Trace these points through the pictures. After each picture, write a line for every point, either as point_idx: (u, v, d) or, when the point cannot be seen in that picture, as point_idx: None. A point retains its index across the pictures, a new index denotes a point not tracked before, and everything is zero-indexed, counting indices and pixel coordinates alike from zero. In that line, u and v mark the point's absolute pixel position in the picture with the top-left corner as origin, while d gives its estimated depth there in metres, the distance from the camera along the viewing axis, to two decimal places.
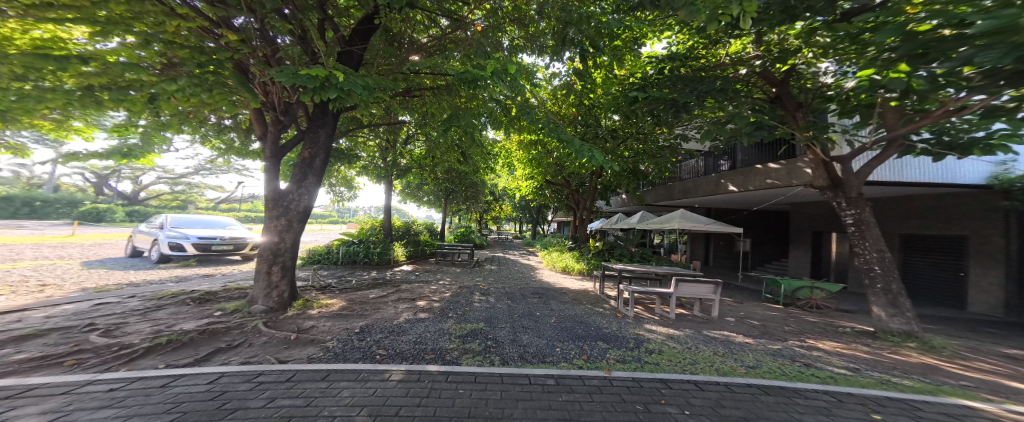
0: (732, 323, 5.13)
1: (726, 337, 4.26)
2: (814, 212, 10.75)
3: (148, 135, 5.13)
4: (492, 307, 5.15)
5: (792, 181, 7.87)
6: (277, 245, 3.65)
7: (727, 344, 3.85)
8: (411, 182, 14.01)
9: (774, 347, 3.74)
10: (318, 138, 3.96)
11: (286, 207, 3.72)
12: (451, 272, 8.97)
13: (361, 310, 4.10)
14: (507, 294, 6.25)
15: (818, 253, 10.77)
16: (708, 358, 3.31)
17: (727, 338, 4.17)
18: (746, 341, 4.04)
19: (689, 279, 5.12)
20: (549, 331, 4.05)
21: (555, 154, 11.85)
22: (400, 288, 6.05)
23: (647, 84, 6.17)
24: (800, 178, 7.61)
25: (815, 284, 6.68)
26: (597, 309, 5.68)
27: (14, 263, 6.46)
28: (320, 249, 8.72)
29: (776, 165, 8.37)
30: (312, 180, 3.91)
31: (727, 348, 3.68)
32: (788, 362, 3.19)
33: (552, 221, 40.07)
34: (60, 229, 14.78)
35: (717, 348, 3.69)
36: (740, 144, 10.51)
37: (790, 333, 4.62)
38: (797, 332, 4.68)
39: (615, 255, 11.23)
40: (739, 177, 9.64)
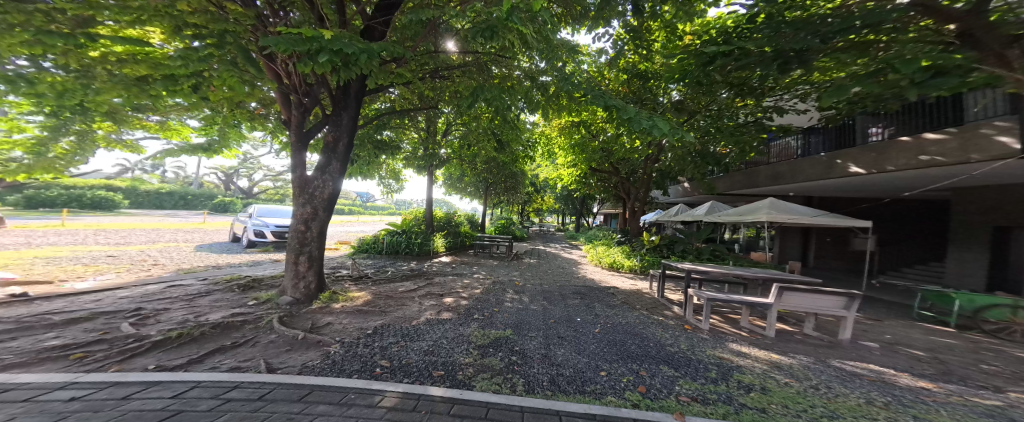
0: (872, 353, 3.66)
1: (879, 375, 2.94)
2: (1001, 199, 7.62)
3: (225, 131, 5.89)
4: (524, 308, 4.57)
5: (971, 155, 5.50)
6: (304, 234, 3.60)
7: (885, 388, 2.59)
8: (454, 173, 14.20)
9: (976, 404, 2.39)
10: (342, 122, 3.90)
11: (311, 194, 3.65)
12: (488, 265, 8.64)
13: (384, 308, 3.88)
14: (543, 292, 5.64)
15: (1004, 257, 7.54)
16: (855, 411, 2.18)
17: (878, 377, 2.87)
18: (916, 385, 2.71)
19: (800, 289, 3.79)
20: (591, 346, 3.26)
21: (601, 137, 10.67)
22: (432, 282, 5.87)
23: (735, 36, 4.76)
24: (983, 151, 5.35)
25: (1021, 302, 4.63)
26: (655, 316, 4.67)
27: (149, 245, 8.08)
28: (368, 238, 9.13)
29: (936, 135, 6.08)
30: (336, 165, 3.82)
31: (884, 395, 2.45)
32: None
33: (602, 213, 37.73)
34: (193, 218, 18.95)
35: (869, 393, 2.48)
36: (864, 114, 8.07)
37: (992, 379, 3.05)
38: (1006, 379, 3.07)
39: (677, 251, 9.63)
40: (869, 156, 7.28)
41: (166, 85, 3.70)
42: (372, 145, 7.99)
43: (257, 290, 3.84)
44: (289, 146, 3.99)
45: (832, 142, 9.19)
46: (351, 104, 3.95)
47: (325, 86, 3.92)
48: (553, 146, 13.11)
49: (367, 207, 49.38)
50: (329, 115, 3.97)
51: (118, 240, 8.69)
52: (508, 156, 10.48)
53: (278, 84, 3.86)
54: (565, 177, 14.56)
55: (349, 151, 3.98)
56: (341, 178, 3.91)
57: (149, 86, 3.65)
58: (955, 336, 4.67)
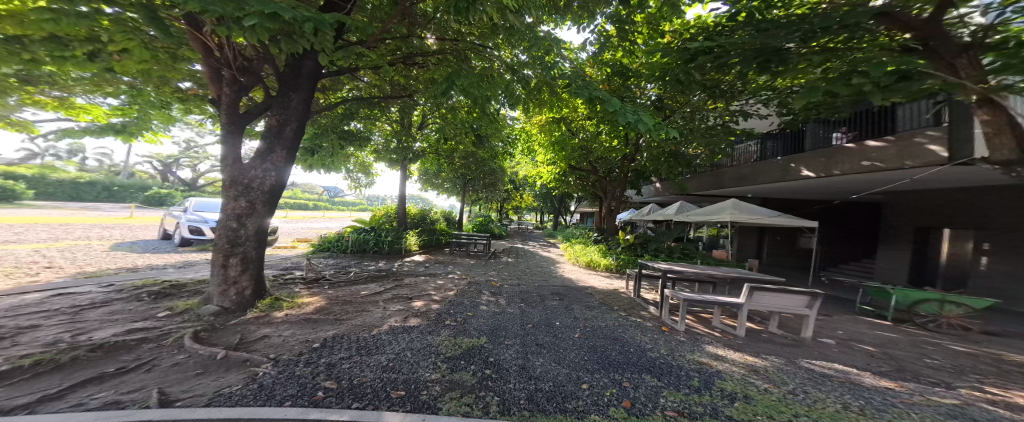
0: (831, 350, 3.62)
1: (844, 375, 2.80)
2: (926, 203, 8.46)
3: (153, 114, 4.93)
4: (501, 312, 4.24)
5: (906, 162, 6.00)
6: (237, 232, 3.00)
7: (854, 391, 2.44)
8: (429, 168, 13.57)
9: (943, 403, 2.31)
10: (291, 104, 3.32)
11: (246, 185, 3.04)
12: (465, 264, 8.21)
13: (338, 315, 3.36)
14: (521, 294, 5.35)
15: (922, 252, 8.67)
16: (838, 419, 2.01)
17: (845, 378, 2.72)
18: (879, 385, 2.58)
19: (770, 288, 3.64)
20: (573, 355, 3.02)
21: (581, 135, 10.60)
22: (401, 284, 5.35)
23: (717, 34, 4.81)
24: (918, 158, 5.81)
25: (947, 297, 4.92)
26: (633, 318, 4.56)
27: (53, 243, 6.80)
28: (331, 236, 8.33)
29: (877, 143, 6.54)
30: (282, 154, 3.26)
31: (858, 399, 2.32)
32: None
33: (579, 212, 38.39)
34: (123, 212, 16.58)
35: (844, 399, 2.28)
36: (816, 121, 8.66)
37: (940, 374, 3.03)
38: (950, 373, 3.09)
39: (650, 250, 9.80)
40: (820, 161, 7.79)
41: (49, 47, 2.76)
42: (338, 135, 7.26)
43: (165, 300, 3.14)
44: (220, 132, 3.24)
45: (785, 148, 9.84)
46: (302, 82, 3.39)
47: (271, 62, 3.34)
48: (533, 143, 12.92)
49: (334, 203, 46.54)
50: (274, 96, 3.35)
51: (16, 236, 7.29)
52: (487, 151, 10.09)
53: (204, 58, 3.14)
54: (544, 175, 14.44)
55: (298, 137, 3.41)
56: (287, 169, 3.34)
57: (25, 48, 2.76)
58: (893, 329, 4.88)
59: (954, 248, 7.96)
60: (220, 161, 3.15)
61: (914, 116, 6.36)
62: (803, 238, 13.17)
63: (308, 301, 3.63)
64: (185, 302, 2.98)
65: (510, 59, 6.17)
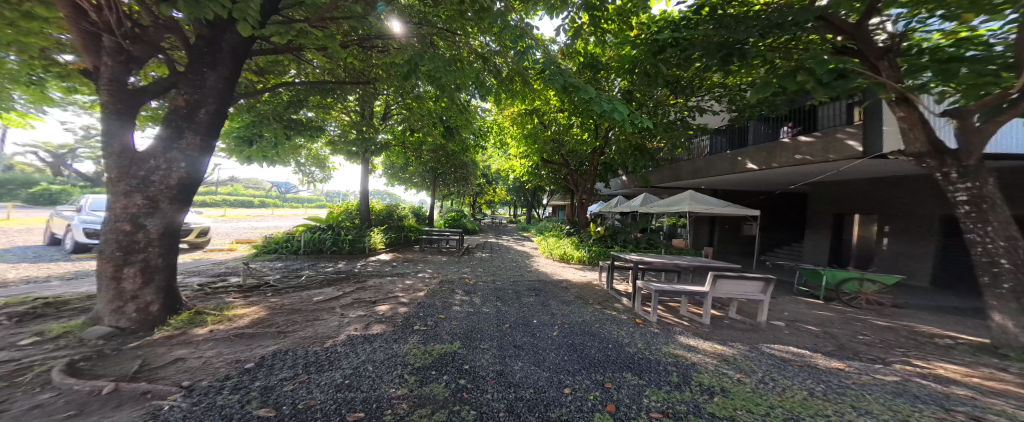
0: (783, 333, 3.79)
1: (801, 359, 2.88)
2: (841, 192, 9.59)
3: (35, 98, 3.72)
4: (476, 313, 3.98)
5: (830, 155, 6.73)
6: (133, 236, 2.38)
7: (811, 374, 2.48)
8: (395, 160, 12.76)
9: (889, 378, 2.38)
10: (206, 82, 2.75)
11: (142, 178, 2.43)
12: (436, 262, 7.74)
13: (281, 327, 2.87)
14: (496, 291, 5.11)
15: (839, 237, 9.80)
16: (808, 406, 1.94)
17: (801, 361, 2.80)
18: (831, 367, 2.64)
19: (732, 275, 3.70)
20: (554, 356, 2.87)
21: (553, 128, 10.57)
22: (364, 286, 4.82)
23: (680, 27, 5.02)
24: (840, 153, 6.54)
25: (865, 275, 5.45)
26: (608, 311, 4.56)
27: None
28: (279, 236, 7.35)
29: (807, 138, 7.24)
30: (198, 139, 2.70)
31: (817, 382, 2.31)
32: (955, 417, 1.79)
33: (550, 206, 38.97)
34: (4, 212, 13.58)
35: (807, 384, 2.28)
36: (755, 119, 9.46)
37: (873, 349, 3.23)
38: (881, 348, 3.27)
39: (618, 242, 10.11)
40: (761, 155, 8.43)
41: None
42: (283, 123, 6.40)
43: (34, 323, 2.42)
44: (100, 115, 2.40)
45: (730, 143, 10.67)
46: (222, 59, 2.84)
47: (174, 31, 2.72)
48: (505, 136, 12.64)
49: (286, 200, 42.51)
50: (181, 72, 2.72)
51: None
52: (458, 144, 9.64)
53: (71, 20, 2.27)
54: (516, 168, 14.28)
55: (218, 121, 2.85)
56: (202, 158, 2.77)
57: None
58: (826, 307, 5.31)
59: (864, 231, 9.11)
60: (100, 152, 2.39)
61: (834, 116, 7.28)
62: (746, 226, 14.37)
63: (242, 313, 3.05)
64: (58, 327, 2.30)
65: (481, 45, 5.90)
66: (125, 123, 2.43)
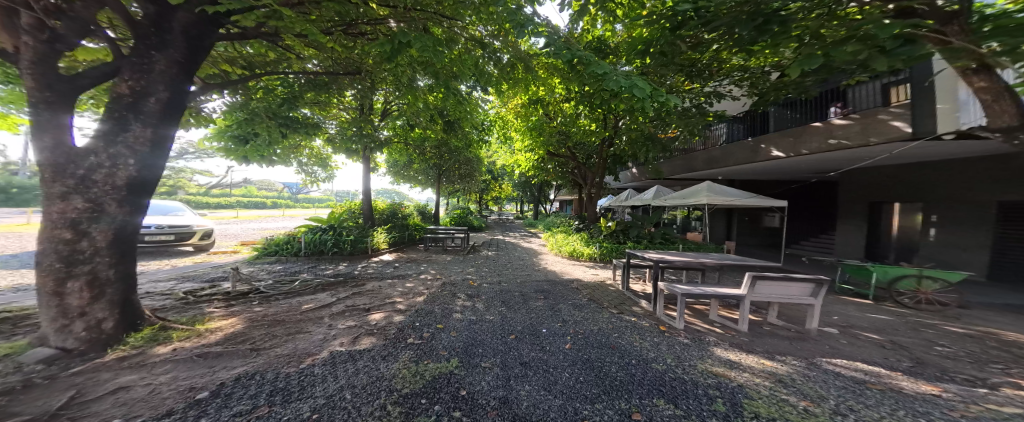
0: (839, 342, 3.24)
1: (878, 380, 2.35)
2: (874, 179, 8.68)
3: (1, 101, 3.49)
4: (478, 322, 3.61)
5: (871, 138, 5.87)
6: (75, 245, 2.13)
7: (902, 403, 1.96)
8: (398, 157, 12.48)
9: (1011, 411, 1.84)
10: (154, 67, 2.52)
11: (82, 177, 2.19)
12: (440, 262, 7.41)
13: (256, 343, 2.52)
14: (500, 295, 4.71)
15: (876, 228, 8.77)
16: None
17: (881, 384, 2.27)
18: (922, 392, 2.12)
19: (774, 277, 3.08)
20: (567, 377, 2.44)
21: (558, 119, 10.06)
22: (359, 291, 4.51)
23: None
24: (882, 134, 5.74)
25: (922, 271, 4.71)
26: (626, 316, 4.09)
27: None
28: (280, 237, 7.13)
29: (842, 120, 6.39)
30: (149, 132, 2.48)
31: (918, 416, 1.80)
32: None
33: (558, 201, 38.34)
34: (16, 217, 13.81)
35: (902, 418, 1.77)
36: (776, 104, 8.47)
37: (962, 365, 2.66)
38: (970, 363, 2.70)
39: (632, 237, 9.53)
40: (788, 140, 7.69)
41: None
42: (278, 121, 6.11)
43: None
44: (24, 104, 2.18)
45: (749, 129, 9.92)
46: (175, 40, 2.65)
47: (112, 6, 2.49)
48: (508, 129, 12.16)
49: (296, 201, 43.19)
50: (124, 55, 2.51)
51: None
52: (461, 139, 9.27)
53: None
54: (522, 163, 13.78)
55: (168, 110, 2.60)
56: (154, 154, 2.54)
57: None
58: (875, 308, 4.68)
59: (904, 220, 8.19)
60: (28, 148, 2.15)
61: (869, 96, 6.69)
62: (767, 217, 13.50)
63: (219, 326, 2.73)
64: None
65: (478, 31, 5.50)
66: (55, 113, 2.22)
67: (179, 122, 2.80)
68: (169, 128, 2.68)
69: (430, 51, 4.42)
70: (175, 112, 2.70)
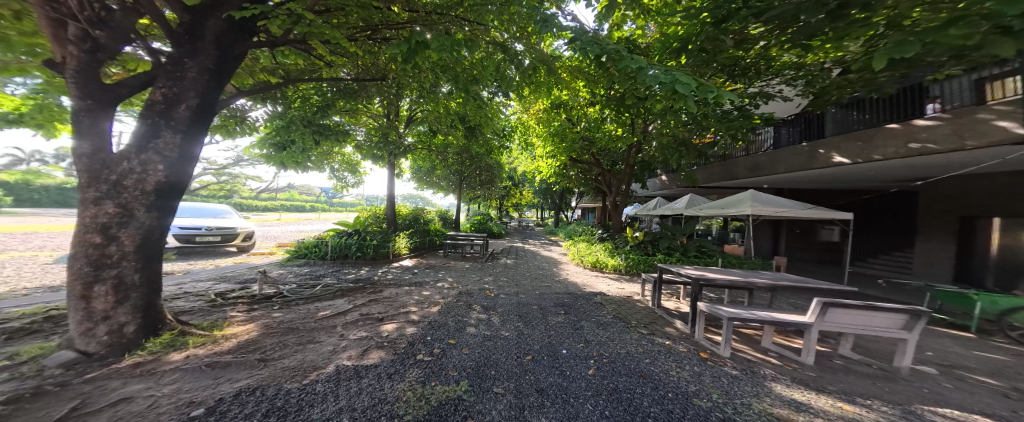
0: (941, 387, 2.61)
1: None
2: (970, 189, 7.34)
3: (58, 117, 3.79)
4: (494, 338, 3.40)
5: (968, 141, 4.98)
6: (104, 250, 2.21)
7: None
8: (421, 164, 12.73)
9: None
10: (187, 74, 2.64)
11: (114, 182, 2.27)
12: (458, 269, 7.34)
13: (266, 353, 2.44)
14: (518, 307, 4.49)
15: (968, 249, 7.43)
16: None
17: None
18: None
19: (850, 306, 2.59)
20: (592, 411, 2.13)
21: (583, 124, 9.74)
22: (376, 299, 4.49)
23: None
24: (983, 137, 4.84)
25: None
26: (658, 338, 3.67)
27: None
28: (309, 241, 7.42)
29: (928, 122, 5.52)
30: (178, 138, 2.56)
31: None
32: None
33: (582, 207, 37.48)
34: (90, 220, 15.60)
35: None
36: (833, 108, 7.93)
37: None
38: None
39: (663, 248, 8.86)
40: (854, 145, 6.75)
41: None
42: (311, 129, 6.39)
43: (19, 343, 2.25)
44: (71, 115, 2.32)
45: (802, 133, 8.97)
46: (205, 47, 2.77)
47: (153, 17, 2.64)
48: (531, 135, 11.98)
49: (331, 205, 45.89)
50: (161, 66, 2.64)
51: None
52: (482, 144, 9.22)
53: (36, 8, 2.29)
54: (543, 169, 13.48)
55: (198, 117, 2.69)
56: (182, 160, 2.61)
57: None
58: (978, 343, 3.84)
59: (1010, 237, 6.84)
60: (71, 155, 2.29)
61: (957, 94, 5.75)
62: (822, 230, 12.03)
63: (233, 334, 2.67)
64: (29, 349, 2.09)
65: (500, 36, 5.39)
66: (95, 120, 2.37)
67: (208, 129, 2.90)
68: (198, 134, 2.76)
69: (448, 50, 4.38)
70: (205, 119, 2.79)
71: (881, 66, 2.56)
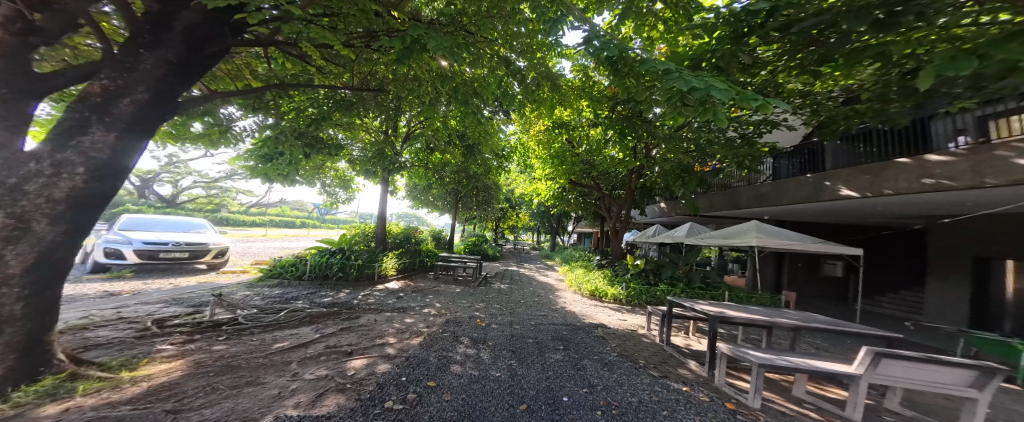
0: None
1: None
2: (980, 227, 7.12)
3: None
4: (482, 379, 2.86)
5: (988, 179, 4.82)
6: None
7: None
8: (418, 182, 12.44)
9: None
10: (140, 67, 2.27)
11: (11, 186, 1.84)
12: (447, 294, 6.78)
13: (182, 401, 1.89)
14: (512, 341, 3.96)
15: (981, 288, 7.06)
16: None
17: None
18: None
19: (910, 356, 2.10)
20: None
21: (584, 147, 9.65)
22: (350, 327, 3.94)
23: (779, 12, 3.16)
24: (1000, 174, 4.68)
25: None
26: (673, 380, 3.15)
27: None
28: (287, 259, 6.87)
29: (941, 157, 5.42)
30: (113, 137, 2.15)
31: None
32: None
33: (578, 232, 37.15)
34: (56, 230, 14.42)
35: None
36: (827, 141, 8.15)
37: None
38: None
39: (665, 278, 8.40)
40: (863, 179, 6.64)
41: None
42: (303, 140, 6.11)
43: None
44: None
45: (801, 166, 8.98)
46: (171, 39, 2.42)
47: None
48: (530, 157, 11.85)
49: (323, 221, 45.01)
50: (110, 55, 2.29)
51: None
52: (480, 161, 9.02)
53: None
54: (541, 191, 13.21)
55: (143, 114, 2.30)
56: (115, 163, 2.19)
57: None
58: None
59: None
60: None
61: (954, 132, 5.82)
62: (826, 265, 11.66)
63: (149, 374, 2.12)
64: None
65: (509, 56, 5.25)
66: (7, 111, 1.94)
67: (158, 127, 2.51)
68: (144, 134, 2.37)
69: (448, 48, 4.11)
70: (155, 117, 2.39)
71: (927, 85, 2.35)
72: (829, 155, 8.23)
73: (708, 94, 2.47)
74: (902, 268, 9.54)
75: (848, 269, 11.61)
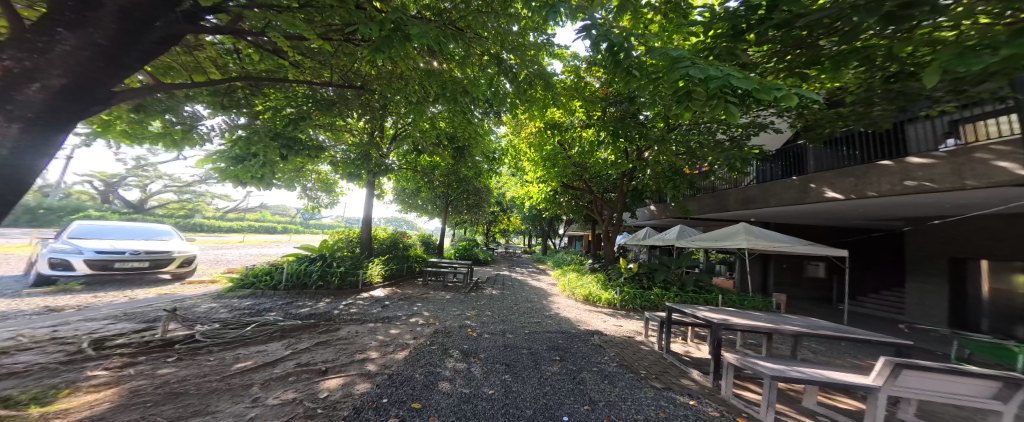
0: None
1: None
2: (956, 229, 7.32)
3: None
4: (471, 398, 2.56)
5: (968, 180, 4.89)
6: None
7: None
8: (406, 184, 12.09)
9: None
10: (55, 48, 1.72)
11: None
12: (437, 301, 6.44)
13: None
14: (504, 353, 3.68)
15: (960, 288, 7.23)
16: None
17: None
18: None
19: (933, 367, 1.84)
20: None
21: (576, 149, 9.57)
22: (326, 341, 3.58)
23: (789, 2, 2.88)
24: (981, 176, 4.76)
25: None
26: (677, 393, 2.93)
27: None
28: (261, 267, 6.38)
29: (922, 159, 5.50)
30: (15, 129, 1.69)
31: None
32: None
33: (568, 236, 37.21)
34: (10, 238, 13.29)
35: None
36: (810, 145, 8.29)
37: None
38: None
39: (658, 282, 8.28)
40: (847, 181, 6.69)
41: None
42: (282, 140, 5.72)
43: None
44: None
45: (784, 169, 9.15)
46: (99, 17, 1.80)
47: None
48: (521, 159, 11.67)
49: (307, 227, 43.56)
50: (19, 28, 1.72)
51: None
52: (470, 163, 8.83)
53: None
54: (532, 194, 13.03)
55: (61, 103, 1.83)
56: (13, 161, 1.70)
57: None
58: None
59: (1001, 282, 6.64)
60: None
61: (926, 137, 6.04)
62: (809, 266, 11.85)
63: (67, 409, 1.75)
64: None
65: (500, 55, 5.05)
66: None
67: (82, 116, 2.04)
68: (56, 126, 1.88)
69: (436, 39, 3.83)
70: (71, 108, 1.89)
71: (934, 82, 2.27)
72: (811, 158, 8.38)
73: (726, 84, 2.16)
74: (883, 269, 9.74)
75: (831, 270, 11.82)
